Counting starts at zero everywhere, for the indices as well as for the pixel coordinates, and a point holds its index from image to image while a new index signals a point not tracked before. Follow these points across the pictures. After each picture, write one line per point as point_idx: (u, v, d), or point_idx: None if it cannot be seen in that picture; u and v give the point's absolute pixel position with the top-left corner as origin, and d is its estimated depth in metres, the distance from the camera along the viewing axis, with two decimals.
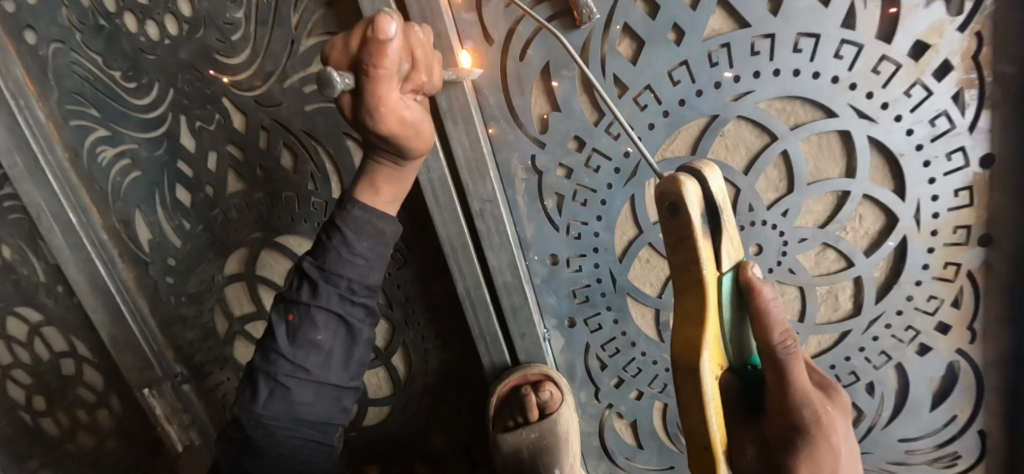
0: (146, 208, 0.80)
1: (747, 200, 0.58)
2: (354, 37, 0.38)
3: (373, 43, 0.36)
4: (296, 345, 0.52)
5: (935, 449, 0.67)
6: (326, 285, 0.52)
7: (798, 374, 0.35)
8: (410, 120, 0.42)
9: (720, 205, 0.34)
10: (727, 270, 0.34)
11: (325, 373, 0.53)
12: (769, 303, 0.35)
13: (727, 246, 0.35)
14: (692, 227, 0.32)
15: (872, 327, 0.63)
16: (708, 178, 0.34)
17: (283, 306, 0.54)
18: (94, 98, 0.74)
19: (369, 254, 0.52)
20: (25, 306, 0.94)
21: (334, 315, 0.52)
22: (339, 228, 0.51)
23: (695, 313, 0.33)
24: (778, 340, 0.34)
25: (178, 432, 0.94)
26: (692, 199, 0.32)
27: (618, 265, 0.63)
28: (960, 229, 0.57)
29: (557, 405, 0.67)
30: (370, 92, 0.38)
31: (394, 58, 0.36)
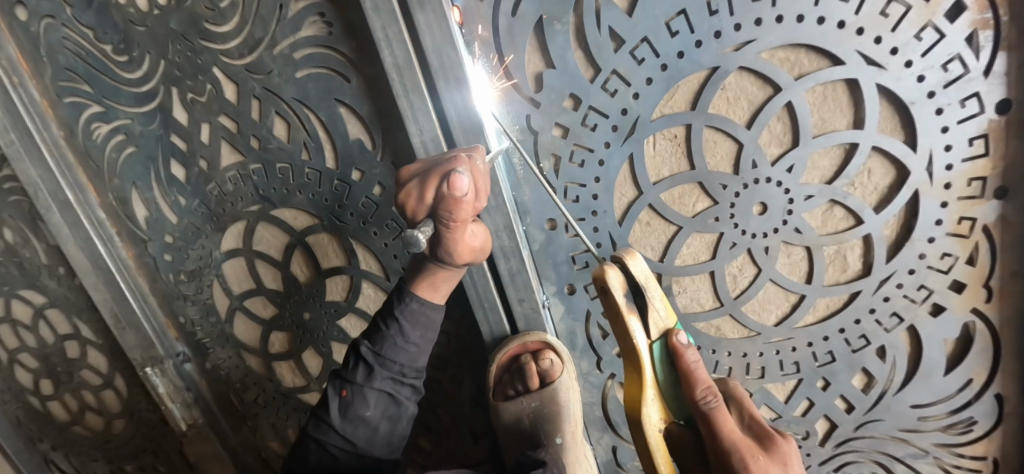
0: (142, 185, 0.79)
1: (750, 156, 0.57)
2: (428, 188, 0.46)
3: (451, 200, 0.45)
4: (347, 420, 0.56)
5: (949, 414, 0.65)
6: (381, 368, 0.56)
7: (724, 425, 0.39)
8: (478, 244, 0.52)
9: (642, 285, 0.42)
10: (652, 337, 0.42)
11: (369, 446, 0.57)
12: (692, 364, 0.41)
13: (655, 317, 0.43)
14: (616, 306, 0.41)
15: (883, 287, 0.60)
16: (629, 265, 0.43)
17: (338, 381, 0.58)
18: (85, 73, 0.72)
19: (420, 341, 0.57)
20: (30, 289, 0.95)
21: (385, 395, 0.57)
22: (398, 319, 0.55)
23: (636, 375, 0.42)
24: (700, 395, 0.40)
25: (181, 411, 0.92)
26: (614, 284, 0.41)
27: (618, 228, 0.62)
28: (975, 182, 0.54)
29: (557, 374, 0.67)
30: (448, 236, 0.49)
31: (466, 206, 0.46)
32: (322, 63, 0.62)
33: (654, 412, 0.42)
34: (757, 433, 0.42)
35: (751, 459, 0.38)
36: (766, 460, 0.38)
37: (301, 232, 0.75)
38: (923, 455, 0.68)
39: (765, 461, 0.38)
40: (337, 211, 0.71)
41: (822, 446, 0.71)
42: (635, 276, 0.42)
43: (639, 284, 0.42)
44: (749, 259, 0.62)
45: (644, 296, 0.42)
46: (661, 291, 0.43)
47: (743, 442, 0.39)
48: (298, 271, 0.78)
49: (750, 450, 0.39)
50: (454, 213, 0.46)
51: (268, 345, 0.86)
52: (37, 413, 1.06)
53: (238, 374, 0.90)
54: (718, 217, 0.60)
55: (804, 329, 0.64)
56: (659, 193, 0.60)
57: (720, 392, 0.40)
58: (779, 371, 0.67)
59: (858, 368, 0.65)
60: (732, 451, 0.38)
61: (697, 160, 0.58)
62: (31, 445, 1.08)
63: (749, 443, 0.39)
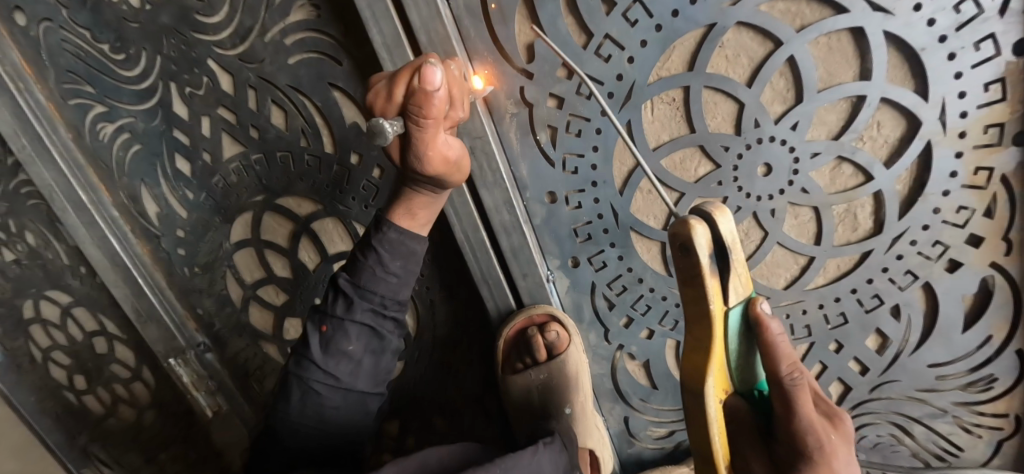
0: (150, 182, 0.80)
1: (752, 116, 0.55)
2: (398, 85, 0.45)
3: (420, 92, 0.43)
4: (328, 353, 0.59)
5: (968, 372, 0.64)
6: (360, 300, 0.58)
7: (805, 405, 0.34)
8: (452, 157, 0.50)
9: (729, 245, 0.35)
10: (732, 303, 0.37)
11: (353, 380, 0.60)
12: (778, 337, 0.36)
13: (738, 283, 0.37)
14: (698, 266, 0.35)
15: (896, 245, 0.59)
16: (718, 220, 0.36)
17: (318, 317, 0.60)
18: (88, 75, 0.73)
19: (401, 273, 0.58)
20: (57, 289, 0.98)
21: (365, 327, 0.59)
22: (375, 248, 0.57)
23: (704, 343, 0.37)
24: (784, 371, 0.35)
25: (206, 398, 0.96)
26: (699, 241, 0.35)
27: (619, 198, 0.61)
28: (991, 128, 0.52)
29: (565, 346, 0.67)
30: (419, 137, 0.47)
31: (438, 103, 0.44)
32: (314, 48, 0.61)
33: (715, 385, 0.37)
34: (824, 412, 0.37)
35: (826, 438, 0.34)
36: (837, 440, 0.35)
37: (306, 219, 0.75)
38: (941, 415, 0.67)
39: (835, 441, 0.35)
40: (340, 196, 0.71)
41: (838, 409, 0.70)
42: (723, 234, 0.35)
43: (726, 245, 0.36)
44: (755, 223, 0.61)
45: (728, 258, 0.36)
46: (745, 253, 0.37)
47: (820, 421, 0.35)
48: (306, 258, 0.79)
49: (825, 432, 0.35)
50: (425, 109, 0.44)
51: (284, 332, 0.88)
52: (71, 409, 1.09)
53: (258, 361, 0.92)
54: (721, 181, 0.59)
55: (814, 291, 0.63)
56: (660, 159, 0.58)
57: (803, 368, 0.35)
58: (790, 335, 0.66)
59: (871, 328, 0.64)
60: (808, 431, 0.34)
61: (697, 123, 0.56)
62: (69, 439, 1.09)
63: (824, 424, 0.35)
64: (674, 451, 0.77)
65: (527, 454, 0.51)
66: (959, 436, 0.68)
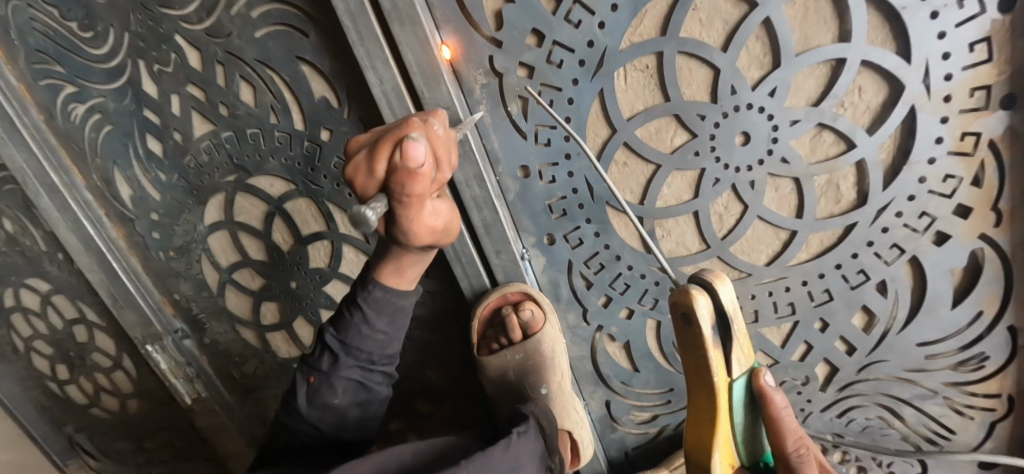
0: (123, 164, 0.79)
1: (728, 82, 0.53)
2: (378, 160, 0.40)
3: (402, 170, 0.38)
4: (314, 408, 0.56)
5: (959, 351, 0.62)
6: (347, 356, 0.55)
7: (809, 472, 0.40)
8: (440, 226, 0.44)
9: (732, 319, 0.37)
10: (741, 384, 0.39)
11: (339, 432, 0.58)
12: (782, 409, 0.40)
13: (740, 355, 0.39)
14: (704, 340, 0.37)
15: (881, 217, 0.56)
16: (718, 291, 0.37)
17: (306, 368, 0.58)
18: (56, 53, 0.72)
19: (389, 330, 0.55)
20: (35, 276, 0.97)
21: (352, 382, 0.56)
22: (362, 307, 0.53)
23: (713, 419, 0.39)
24: (790, 444, 0.40)
25: (185, 385, 0.94)
26: (703, 314, 0.36)
27: (594, 171, 0.59)
28: (978, 91, 0.50)
29: (541, 325, 0.65)
30: (403, 214, 0.41)
31: (423, 180, 0.39)
32: (279, 19, 0.60)
33: (727, 459, 0.40)
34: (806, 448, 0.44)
35: None
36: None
37: (279, 200, 0.74)
38: (932, 396, 0.65)
39: None
40: (311, 174, 0.69)
41: (824, 391, 0.68)
42: (726, 307, 0.37)
43: (728, 322, 0.37)
44: (734, 196, 0.59)
45: (732, 332, 0.38)
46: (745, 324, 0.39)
47: None
48: (281, 239, 0.77)
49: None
50: (409, 188, 0.39)
51: (261, 317, 0.86)
52: (56, 398, 1.10)
53: (237, 347, 0.91)
54: (698, 152, 0.57)
55: (797, 267, 0.61)
56: (634, 129, 0.57)
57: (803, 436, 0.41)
58: (774, 314, 0.64)
59: (857, 305, 0.62)
60: None
61: (672, 90, 0.54)
62: (57, 428, 1.13)
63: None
64: (657, 436, 0.75)
65: (499, 448, 0.48)
66: (950, 417, 0.66)
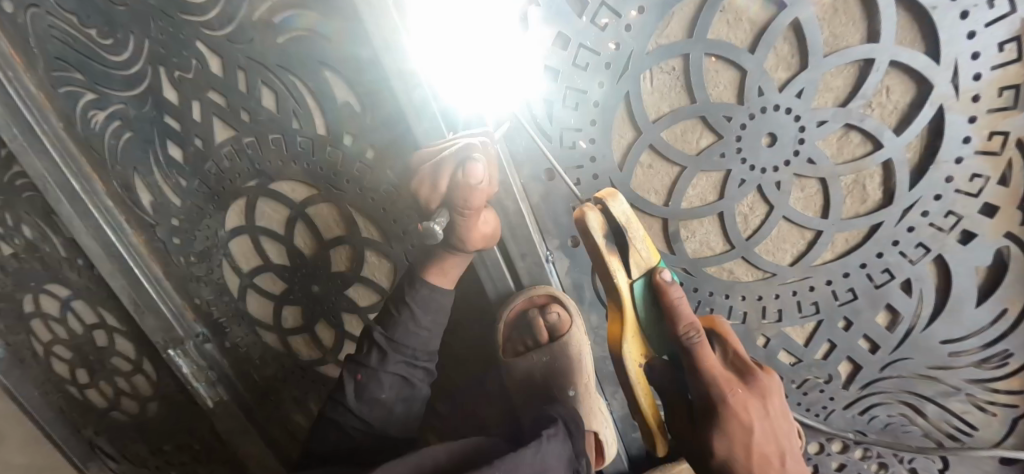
0: (143, 170, 0.79)
1: (755, 84, 0.53)
2: (443, 176, 0.50)
3: (468, 187, 0.50)
4: (361, 402, 0.61)
5: (982, 349, 0.62)
6: (394, 352, 0.62)
7: (704, 361, 0.41)
8: (488, 231, 0.58)
9: (623, 225, 0.43)
10: (633, 278, 0.44)
11: (385, 427, 0.62)
12: (676, 303, 0.43)
13: (637, 257, 0.44)
14: (598, 248, 0.43)
15: (907, 216, 0.56)
16: (610, 206, 0.43)
17: (352, 366, 0.63)
18: (76, 61, 0.72)
19: (432, 326, 0.62)
20: (55, 282, 0.97)
21: (397, 377, 0.62)
22: (409, 305, 0.61)
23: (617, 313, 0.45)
24: (683, 332, 0.42)
25: (207, 389, 0.96)
26: (593, 225, 0.43)
27: (619, 173, 0.59)
28: (1006, 91, 0.50)
29: (567, 327, 0.66)
30: (461, 220, 0.54)
31: (481, 193, 0.50)
32: (303, 25, 0.60)
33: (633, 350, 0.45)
34: (741, 368, 0.43)
35: (727, 390, 0.41)
36: (745, 393, 0.41)
37: (301, 204, 0.74)
38: (955, 393, 0.65)
39: (743, 394, 0.41)
40: (333, 179, 0.70)
41: (847, 389, 0.68)
42: (614, 216, 0.43)
43: (620, 226, 0.43)
44: (759, 197, 0.59)
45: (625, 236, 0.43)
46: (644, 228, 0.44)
47: (722, 375, 0.42)
48: (302, 244, 0.78)
49: (728, 383, 0.42)
50: (469, 200, 0.51)
51: (282, 321, 0.86)
52: (77, 401, 1.11)
53: (257, 350, 0.91)
54: (725, 153, 0.57)
55: (821, 266, 0.61)
56: (660, 131, 0.57)
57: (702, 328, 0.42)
58: (798, 313, 0.64)
59: (881, 304, 0.62)
60: (708, 383, 0.41)
61: (698, 92, 0.54)
62: (76, 432, 1.14)
63: (730, 378, 0.42)
64: None
65: (530, 453, 0.48)
66: (973, 414, 0.66)
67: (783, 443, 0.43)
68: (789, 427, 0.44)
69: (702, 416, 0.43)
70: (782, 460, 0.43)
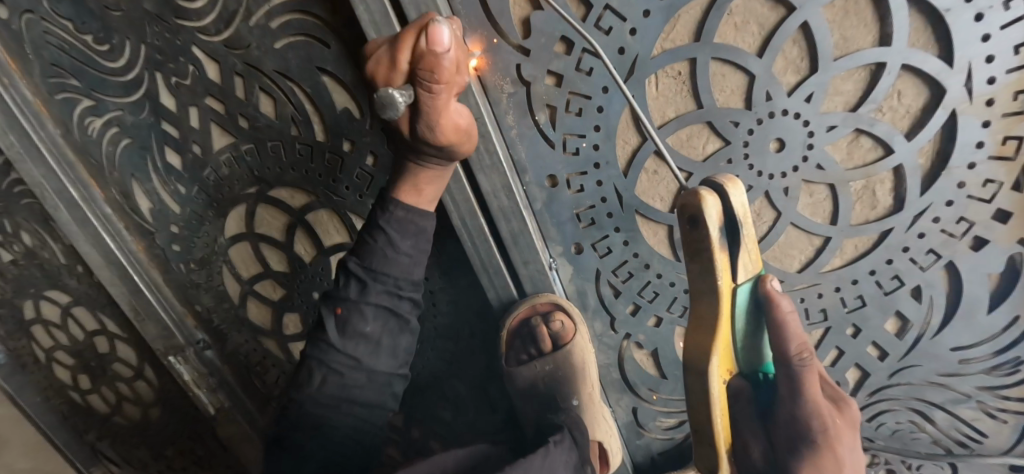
0: (141, 177, 0.78)
1: (763, 88, 0.52)
2: (403, 50, 0.40)
3: (431, 57, 0.39)
4: (347, 337, 0.50)
5: (994, 356, 0.61)
6: (373, 281, 0.50)
7: (812, 386, 0.36)
8: (464, 124, 0.45)
9: (740, 217, 0.35)
10: (743, 283, 0.36)
11: (374, 362, 0.51)
12: (789, 315, 0.36)
13: (747, 258, 0.36)
14: (711, 241, 0.34)
15: (918, 222, 0.55)
16: (730, 192, 0.35)
17: (329, 300, 0.52)
18: (72, 67, 0.71)
19: (414, 252, 0.51)
20: (55, 288, 0.97)
21: (382, 308, 0.50)
22: (383, 228, 0.49)
23: (713, 322, 0.36)
24: (795, 352, 0.35)
25: (208, 395, 0.94)
26: (710, 214, 0.34)
27: (623, 180, 0.58)
28: (1022, 95, 0.48)
29: (571, 336, 0.65)
30: (429, 106, 0.41)
31: (449, 66, 0.40)
32: (300, 30, 0.59)
33: (722, 368, 0.36)
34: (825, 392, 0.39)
35: (828, 419, 0.36)
36: (840, 422, 0.37)
37: (300, 211, 0.73)
38: (965, 400, 0.64)
39: (838, 422, 0.37)
40: (333, 186, 0.69)
41: (855, 396, 0.67)
42: (734, 204, 0.35)
43: (736, 217, 0.35)
44: (766, 203, 0.58)
45: (739, 231, 0.35)
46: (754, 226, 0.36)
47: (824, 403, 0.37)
48: (303, 251, 0.77)
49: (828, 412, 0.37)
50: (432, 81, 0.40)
51: (283, 327, 0.86)
52: (79, 407, 1.11)
53: (258, 357, 0.91)
54: (731, 159, 0.56)
55: (830, 273, 0.60)
56: (665, 137, 0.56)
57: (813, 347, 0.36)
58: (805, 320, 0.63)
59: (891, 311, 0.61)
60: (814, 411, 0.36)
61: (704, 97, 0.53)
62: (79, 436, 1.14)
63: (827, 405, 0.37)
64: (684, 441, 0.75)
65: (537, 458, 0.48)
66: (983, 421, 0.65)
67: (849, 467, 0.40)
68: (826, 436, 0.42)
69: (789, 445, 0.38)
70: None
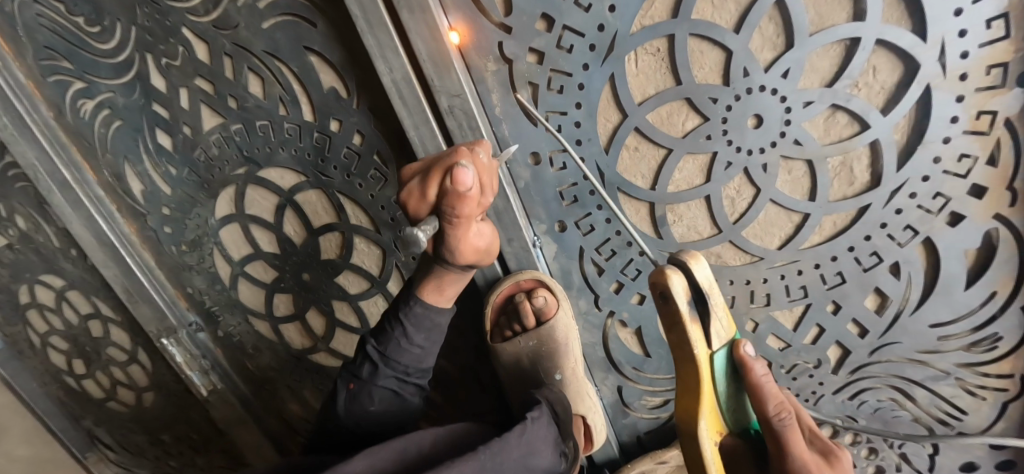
0: (133, 159, 0.79)
1: (740, 64, 0.52)
2: (431, 185, 0.45)
3: (455, 195, 0.44)
4: (352, 411, 0.60)
5: (972, 332, 0.62)
6: (385, 367, 0.59)
7: (792, 441, 0.39)
8: (484, 245, 0.51)
9: (705, 292, 0.40)
10: (717, 349, 0.40)
11: (373, 431, 0.61)
12: (762, 379, 0.40)
13: (718, 327, 0.41)
14: (680, 315, 0.39)
15: (895, 198, 0.56)
16: (692, 270, 0.40)
17: (346, 374, 0.62)
18: (64, 50, 0.72)
19: (424, 343, 0.59)
20: (49, 272, 0.98)
21: (388, 392, 0.60)
22: (402, 322, 0.57)
23: (695, 386, 0.40)
24: (773, 411, 0.39)
25: (200, 377, 0.96)
26: (677, 291, 0.39)
27: (605, 157, 0.59)
28: (994, 69, 0.49)
29: (553, 312, 0.66)
30: (453, 234, 0.48)
31: (471, 202, 0.45)
32: (286, 9, 0.59)
33: (711, 431, 0.40)
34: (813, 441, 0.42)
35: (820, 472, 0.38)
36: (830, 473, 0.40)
37: (289, 192, 0.74)
38: (944, 377, 0.65)
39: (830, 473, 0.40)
40: (322, 165, 0.69)
41: (836, 374, 0.68)
42: (698, 281, 0.40)
43: (702, 292, 0.40)
44: (746, 180, 0.59)
45: (707, 303, 0.40)
46: (723, 297, 0.41)
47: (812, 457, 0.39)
48: (292, 231, 0.78)
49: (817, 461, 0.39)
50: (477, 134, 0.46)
51: (273, 309, 0.86)
52: (74, 392, 1.12)
53: (250, 339, 0.92)
54: (710, 135, 0.56)
55: (809, 250, 0.60)
56: (646, 114, 0.56)
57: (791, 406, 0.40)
58: (786, 297, 0.64)
59: (870, 288, 0.61)
60: (801, 465, 0.38)
61: (683, 74, 0.54)
62: (75, 422, 1.16)
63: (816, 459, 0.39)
64: (669, 420, 0.75)
65: (514, 435, 0.48)
66: (962, 398, 0.66)
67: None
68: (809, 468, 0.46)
69: None
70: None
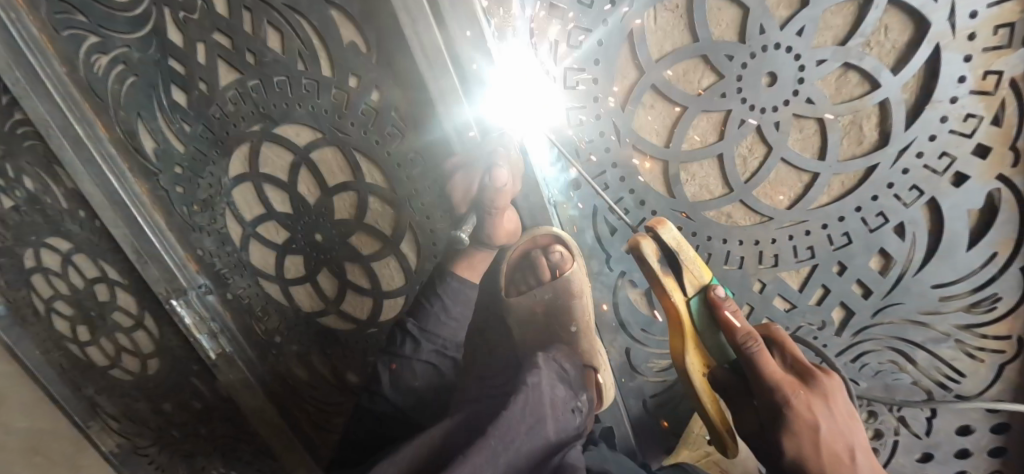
0: (146, 116, 0.79)
1: (757, 21, 0.55)
2: (472, 182, 0.54)
3: (494, 190, 0.53)
4: (398, 389, 0.62)
5: (972, 292, 0.65)
6: (426, 342, 0.61)
7: (765, 368, 0.40)
8: (516, 228, 0.54)
9: (674, 249, 0.42)
10: (690, 295, 0.42)
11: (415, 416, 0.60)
12: (732, 316, 0.41)
13: (691, 277, 0.42)
14: (653, 272, 0.41)
15: (902, 158, 0.58)
16: (660, 233, 0.42)
17: (388, 356, 0.64)
18: (81, 3, 0.72)
19: (459, 317, 0.59)
20: (55, 235, 0.98)
21: (428, 367, 0.60)
22: (440, 295, 0.60)
23: (675, 329, 0.43)
24: (742, 342, 0.40)
25: (209, 340, 0.98)
26: (646, 252, 0.41)
27: (621, 113, 0.59)
28: (1000, 29, 0.53)
29: (570, 266, 0.55)
30: (492, 220, 0.54)
31: (507, 194, 0.53)
32: None
33: (694, 366, 0.43)
34: (797, 370, 0.42)
35: (792, 393, 0.39)
36: (808, 394, 0.39)
37: (305, 148, 0.74)
38: (944, 339, 0.68)
39: (806, 395, 0.39)
40: (338, 122, 0.70)
41: (840, 336, 0.69)
42: (666, 242, 0.42)
43: (673, 250, 0.42)
44: (759, 139, 0.60)
45: (678, 258, 0.42)
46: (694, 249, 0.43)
47: (786, 379, 0.40)
48: (307, 192, 0.79)
49: (791, 386, 0.40)
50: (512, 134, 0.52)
51: (284, 271, 0.87)
52: (76, 359, 1.12)
53: (260, 301, 0.92)
54: (725, 93, 0.58)
55: (818, 210, 0.62)
56: (663, 70, 0.58)
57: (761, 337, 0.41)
58: (794, 258, 0.65)
59: (875, 248, 0.63)
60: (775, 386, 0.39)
61: (700, 31, 0.56)
62: (77, 390, 1.16)
63: (792, 380, 0.40)
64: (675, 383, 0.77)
65: None
66: (961, 361, 0.68)
67: (844, 431, 0.40)
68: (862, 436, 0.41)
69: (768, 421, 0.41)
70: (851, 456, 0.40)
